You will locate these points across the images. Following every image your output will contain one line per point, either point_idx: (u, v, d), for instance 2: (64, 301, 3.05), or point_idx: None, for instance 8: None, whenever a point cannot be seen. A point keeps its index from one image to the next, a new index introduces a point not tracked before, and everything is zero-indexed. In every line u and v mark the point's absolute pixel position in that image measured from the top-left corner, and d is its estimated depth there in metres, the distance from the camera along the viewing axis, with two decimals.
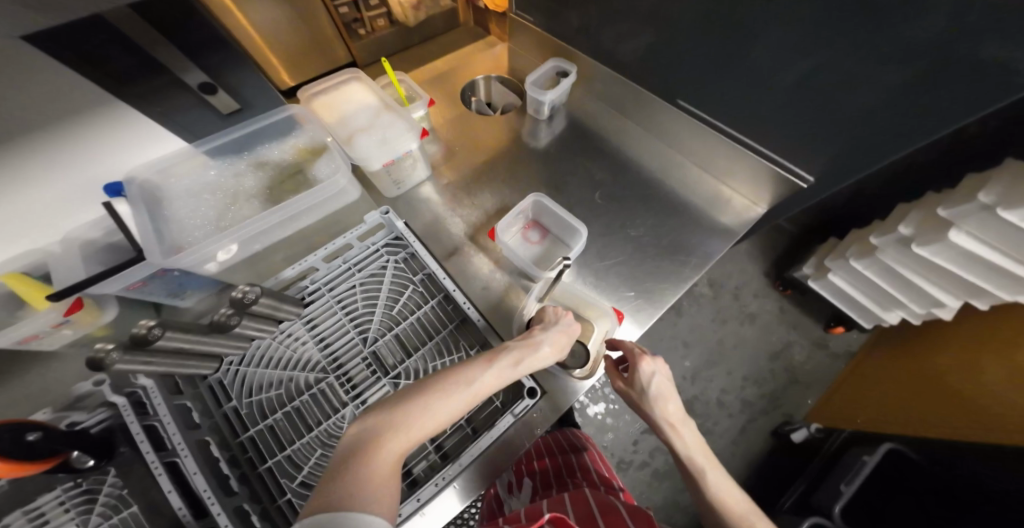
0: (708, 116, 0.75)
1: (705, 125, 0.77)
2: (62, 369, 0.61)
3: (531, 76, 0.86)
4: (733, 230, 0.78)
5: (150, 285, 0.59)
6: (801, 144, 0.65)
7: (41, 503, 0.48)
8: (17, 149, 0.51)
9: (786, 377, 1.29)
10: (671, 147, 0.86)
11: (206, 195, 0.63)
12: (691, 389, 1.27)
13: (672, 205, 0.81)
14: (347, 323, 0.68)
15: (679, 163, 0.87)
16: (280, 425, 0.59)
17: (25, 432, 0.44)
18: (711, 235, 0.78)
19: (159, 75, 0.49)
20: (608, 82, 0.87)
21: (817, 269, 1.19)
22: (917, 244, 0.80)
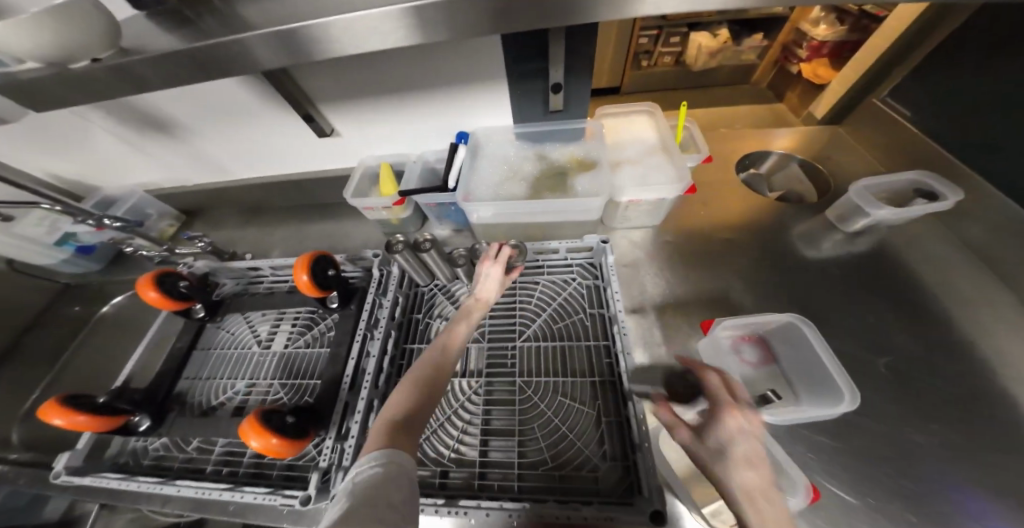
0: None
1: None
2: (335, 226, 0.82)
3: (867, 179, 0.67)
4: None
5: (437, 208, 0.71)
6: None
7: (286, 314, 0.73)
8: (426, 92, 0.66)
9: None
10: None
11: (503, 165, 0.71)
12: None
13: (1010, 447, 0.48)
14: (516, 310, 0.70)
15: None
16: None
17: (328, 268, 0.63)
18: None
19: (536, 63, 0.59)
20: (988, 228, 0.61)
21: None
22: None
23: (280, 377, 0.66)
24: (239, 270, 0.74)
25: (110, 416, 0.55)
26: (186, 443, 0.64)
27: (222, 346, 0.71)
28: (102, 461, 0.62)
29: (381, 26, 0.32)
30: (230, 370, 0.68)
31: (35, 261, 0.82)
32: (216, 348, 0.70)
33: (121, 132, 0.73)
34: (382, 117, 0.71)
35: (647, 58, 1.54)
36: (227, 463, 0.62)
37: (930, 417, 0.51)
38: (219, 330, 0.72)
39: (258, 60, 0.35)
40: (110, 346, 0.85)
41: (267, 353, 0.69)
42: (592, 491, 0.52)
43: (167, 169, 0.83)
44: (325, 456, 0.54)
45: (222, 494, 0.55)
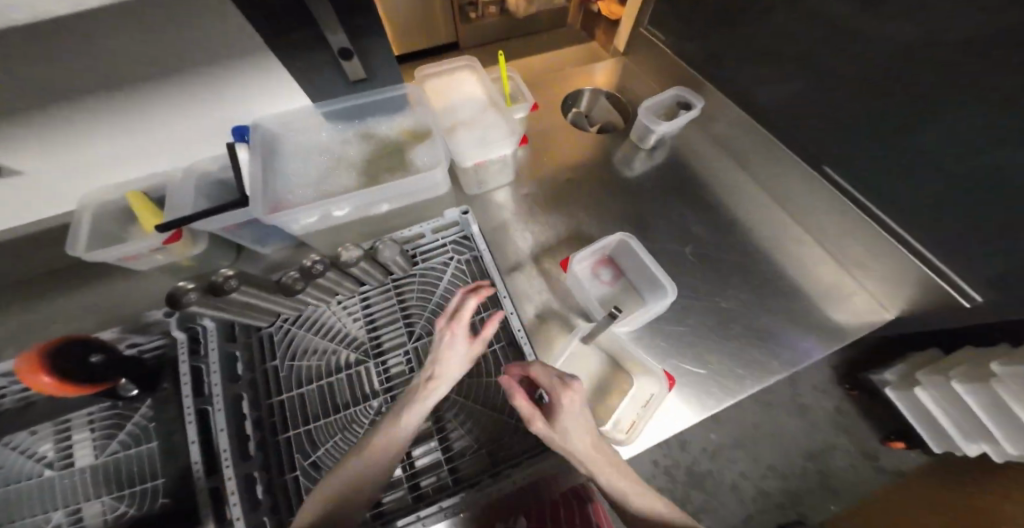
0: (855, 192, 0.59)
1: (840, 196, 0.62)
2: (110, 284, 0.60)
3: (648, 102, 0.79)
4: (847, 332, 0.62)
5: (243, 230, 0.57)
6: (955, 262, 0.50)
7: (71, 418, 0.52)
8: (165, 84, 0.49)
9: (813, 477, 0.93)
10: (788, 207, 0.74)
11: (316, 156, 0.59)
12: (706, 462, 0.96)
13: (774, 283, 0.67)
14: (399, 310, 0.64)
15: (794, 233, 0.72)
16: (311, 395, 0.56)
17: (89, 353, 0.46)
18: (817, 332, 0.62)
19: (308, 31, 0.47)
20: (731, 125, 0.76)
21: (902, 379, 0.85)
22: (961, 380, 0.67)
23: (113, 487, 0.50)
24: None
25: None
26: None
27: None
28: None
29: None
30: (27, 507, 0.48)
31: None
32: None
33: None
34: (98, 129, 0.50)
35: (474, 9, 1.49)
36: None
37: (726, 277, 0.67)
38: None
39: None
40: None
41: (73, 471, 0.50)
42: (518, 450, 0.52)
43: None
44: None
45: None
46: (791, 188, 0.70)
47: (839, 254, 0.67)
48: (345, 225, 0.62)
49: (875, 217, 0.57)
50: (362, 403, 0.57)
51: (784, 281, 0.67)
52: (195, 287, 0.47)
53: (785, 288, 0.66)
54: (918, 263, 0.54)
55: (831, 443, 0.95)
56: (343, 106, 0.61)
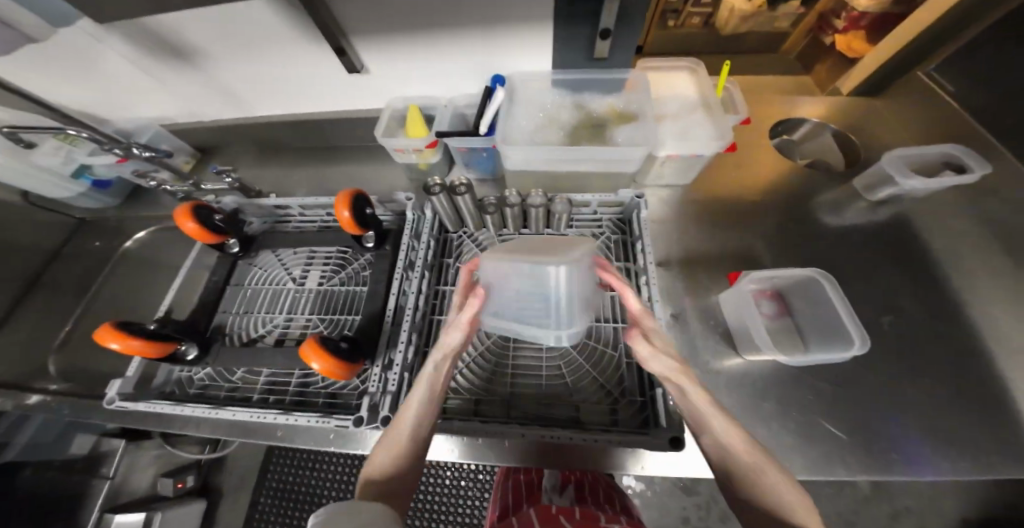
0: None
1: None
2: (362, 167, 0.82)
3: (905, 148, 0.68)
4: None
5: (470, 152, 0.73)
6: None
7: (318, 253, 0.74)
8: (465, 33, 0.63)
9: None
10: None
11: (540, 111, 0.71)
12: None
13: (989, 400, 0.54)
14: None
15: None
16: None
17: (365, 207, 0.63)
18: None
19: (587, 6, 0.56)
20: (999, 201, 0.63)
21: None
22: None
23: (316, 312, 0.69)
24: (267, 209, 0.75)
25: (158, 343, 0.56)
26: (230, 373, 0.65)
27: (255, 284, 0.72)
28: (151, 389, 0.64)
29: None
30: (269, 303, 0.70)
31: (51, 197, 0.76)
32: (249, 284, 0.72)
33: (147, 65, 0.68)
34: (423, 54, 0.68)
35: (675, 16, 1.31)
36: (271, 392, 0.64)
37: (915, 367, 0.57)
38: (251, 266, 0.73)
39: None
40: (135, 282, 0.84)
41: (303, 290, 0.71)
42: (612, 421, 0.56)
43: (191, 105, 0.79)
44: (374, 384, 0.57)
45: (274, 417, 0.58)
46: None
47: None
48: (533, 174, 0.73)
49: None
50: None
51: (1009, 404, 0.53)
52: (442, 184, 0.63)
53: (1003, 411, 0.53)
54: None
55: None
56: (574, 76, 0.71)
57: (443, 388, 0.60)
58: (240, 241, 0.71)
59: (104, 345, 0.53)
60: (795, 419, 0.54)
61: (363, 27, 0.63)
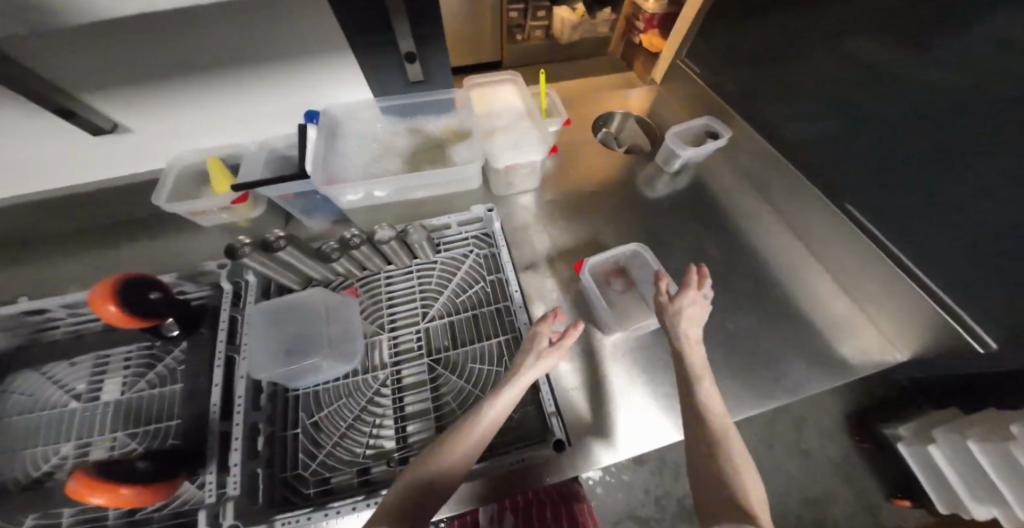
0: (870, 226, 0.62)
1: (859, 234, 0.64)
2: (168, 238, 0.68)
3: (677, 128, 0.84)
4: (851, 367, 0.64)
5: (297, 200, 0.64)
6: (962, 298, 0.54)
7: (113, 355, 0.58)
8: (253, 69, 0.57)
9: None
10: (806, 246, 0.77)
11: (367, 143, 0.65)
12: None
13: (781, 314, 0.70)
14: (417, 289, 0.66)
15: (805, 269, 0.75)
16: None
17: (150, 291, 0.52)
18: (816, 364, 0.64)
19: (380, 33, 0.55)
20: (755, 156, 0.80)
21: None
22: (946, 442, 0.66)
23: (125, 426, 0.54)
24: (10, 319, 0.56)
25: None
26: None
27: (17, 414, 0.54)
28: None
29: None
30: (44, 434, 0.53)
31: None
32: (7, 418, 0.53)
33: None
34: (198, 99, 0.59)
35: (521, 32, 2.06)
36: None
37: (728, 303, 0.70)
38: (4, 394, 0.54)
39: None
40: None
41: (97, 404, 0.55)
42: (510, 440, 0.55)
43: None
44: (210, 491, 0.46)
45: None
46: (808, 221, 0.74)
47: (852, 290, 0.70)
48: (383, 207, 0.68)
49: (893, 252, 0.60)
50: (370, 372, 0.59)
51: (789, 316, 0.69)
52: (250, 242, 0.54)
53: (790, 318, 0.69)
54: (935, 305, 0.56)
55: (832, 492, 0.80)
56: (398, 102, 0.67)
57: (314, 469, 0.52)
58: None
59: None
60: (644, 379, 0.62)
61: (115, 73, 0.52)
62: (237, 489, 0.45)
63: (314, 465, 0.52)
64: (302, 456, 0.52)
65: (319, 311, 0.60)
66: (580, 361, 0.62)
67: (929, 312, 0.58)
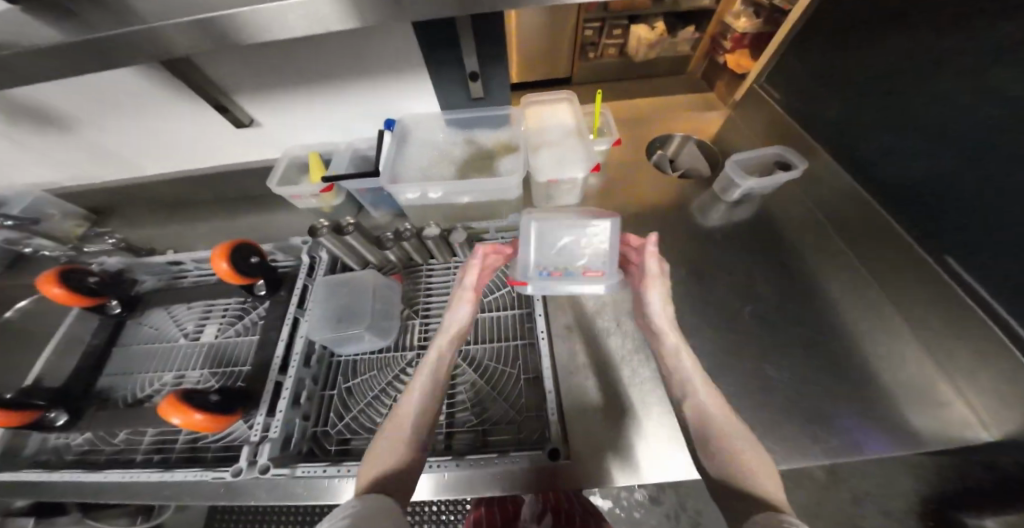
0: (972, 279, 0.55)
1: (954, 286, 0.57)
2: (266, 216, 0.83)
3: (738, 155, 0.79)
4: (923, 442, 0.55)
5: (368, 193, 0.74)
6: None
7: (215, 305, 0.72)
8: (347, 80, 0.68)
9: None
10: (886, 296, 0.67)
11: (430, 149, 0.73)
12: None
13: (836, 367, 0.62)
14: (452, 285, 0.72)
15: (879, 323, 0.66)
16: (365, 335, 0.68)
17: (251, 256, 0.64)
18: (873, 429, 0.56)
19: (450, 53, 0.62)
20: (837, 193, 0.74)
21: None
22: None
23: (209, 366, 0.66)
24: (159, 266, 0.73)
25: (21, 411, 0.53)
26: (112, 436, 0.62)
27: (144, 342, 0.70)
28: (22, 459, 0.60)
29: (304, 11, 0.32)
30: (157, 362, 0.68)
31: None
32: (137, 343, 0.70)
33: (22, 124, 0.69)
34: (308, 104, 0.73)
35: (595, 50, 2.11)
36: (159, 450, 0.60)
37: (771, 345, 0.65)
38: (140, 325, 0.71)
39: (175, 48, 0.34)
40: None
41: (196, 344, 0.69)
42: (510, 441, 0.57)
43: (82, 166, 0.80)
44: (257, 431, 0.55)
45: (151, 476, 0.55)
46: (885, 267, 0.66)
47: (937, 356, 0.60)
48: (432, 207, 0.74)
49: (999, 313, 0.53)
50: (399, 352, 0.65)
51: (849, 371, 0.62)
52: (326, 226, 0.65)
53: (847, 374, 0.61)
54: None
55: None
56: (461, 116, 0.75)
57: (339, 430, 0.59)
58: (122, 302, 0.69)
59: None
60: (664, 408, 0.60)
61: (247, 82, 0.66)
62: (276, 434, 0.54)
63: (340, 425, 0.59)
64: (333, 415, 0.60)
65: (368, 291, 0.67)
66: (598, 375, 0.63)
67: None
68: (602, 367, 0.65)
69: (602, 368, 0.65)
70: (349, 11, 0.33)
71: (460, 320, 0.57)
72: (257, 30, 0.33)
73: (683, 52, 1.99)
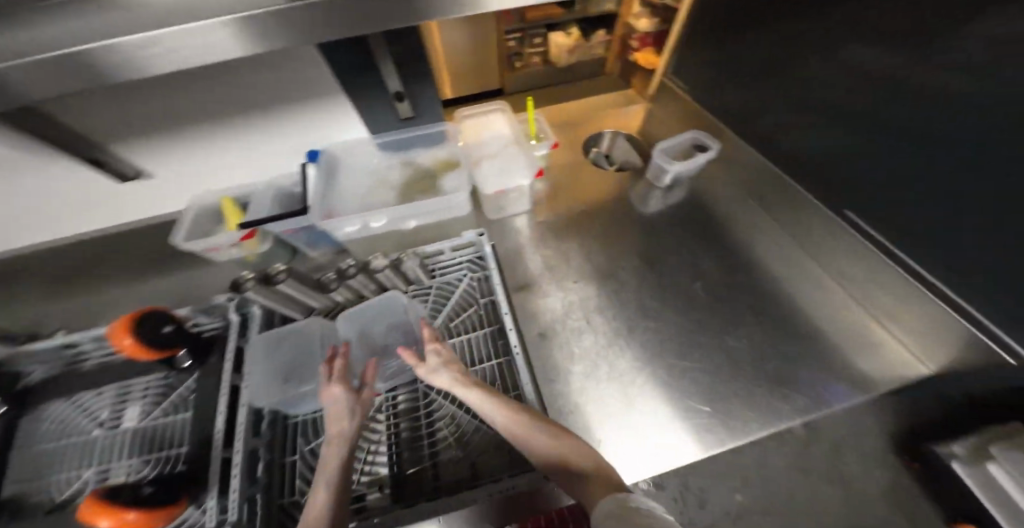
0: (873, 233, 0.62)
1: (864, 241, 0.64)
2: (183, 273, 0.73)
3: (663, 143, 0.84)
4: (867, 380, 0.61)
5: (298, 234, 0.67)
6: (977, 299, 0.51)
7: (134, 384, 0.61)
8: (256, 115, 0.63)
9: None
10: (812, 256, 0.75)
11: (364, 178, 0.68)
12: None
13: (784, 325, 0.68)
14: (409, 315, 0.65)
15: (813, 279, 0.73)
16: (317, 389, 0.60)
17: (164, 324, 0.55)
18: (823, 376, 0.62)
19: (371, 75, 0.59)
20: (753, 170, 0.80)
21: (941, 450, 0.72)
22: None
23: (141, 452, 0.56)
24: (50, 351, 0.61)
25: None
26: None
27: (47, 440, 0.57)
28: None
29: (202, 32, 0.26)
30: (72, 458, 0.56)
31: None
32: (39, 444, 0.57)
33: None
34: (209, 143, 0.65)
35: (519, 59, 2.20)
36: None
37: (727, 317, 0.69)
38: (39, 421, 0.58)
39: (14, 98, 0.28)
40: None
41: (117, 431, 0.57)
42: (501, 466, 0.55)
43: None
44: (210, 518, 0.46)
45: None
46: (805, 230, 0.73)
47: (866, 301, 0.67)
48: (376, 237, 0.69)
49: (904, 259, 0.59)
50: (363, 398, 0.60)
51: (795, 327, 0.67)
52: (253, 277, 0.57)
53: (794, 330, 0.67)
54: (957, 315, 0.54)
55: None
56: (392, 137, 0.70)
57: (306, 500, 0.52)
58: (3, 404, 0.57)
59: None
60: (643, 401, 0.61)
61: (134, 125, 0.58)
62: (237, 515, 0.46)
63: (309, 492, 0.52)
64: (300, 482, 0.53)
65: (313, 345, 0.62)
66: (576, 380, 0.63)
67: (951, 320, 0.55)
68: (585, 371, 0.64)
69: (584, 371, 0.64)
70: (257, 36, 0.28)
71: (343, 414, 0.49)
72: (142, 67, 0.27)
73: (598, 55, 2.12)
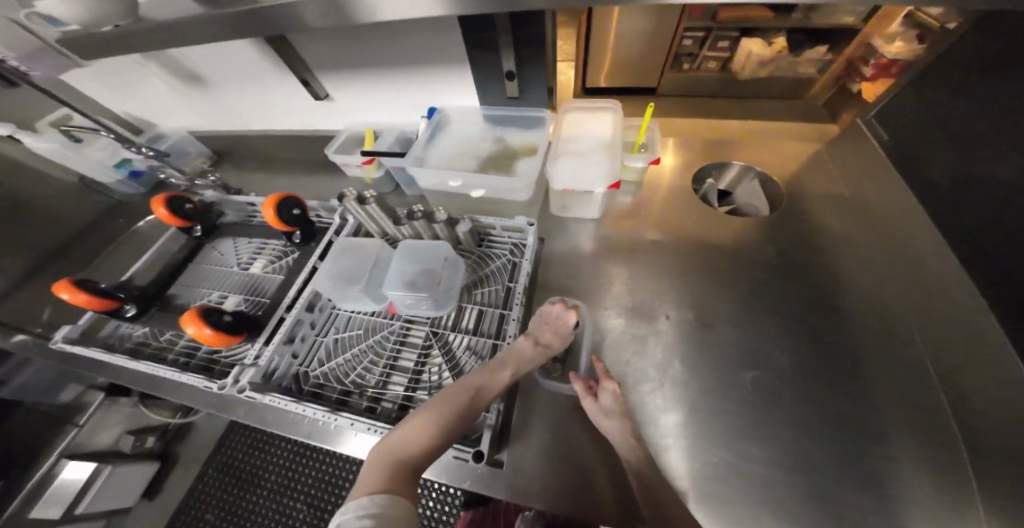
0: None
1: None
2: (326, 181, 0.97)
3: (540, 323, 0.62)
4: None
5: (398, 171, 0.81)
6: None
7: (269, 244, 0.86)
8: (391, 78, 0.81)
9: None
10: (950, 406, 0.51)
11: (460, 142, 0.78)
12: None
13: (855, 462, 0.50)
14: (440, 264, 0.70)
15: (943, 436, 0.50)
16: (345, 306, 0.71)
17: (296, 208, 0.76)
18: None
19: (490, 49, 0.66)
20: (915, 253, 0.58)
21: None
22: None
23: (244, 293, 0.79)
24: (238, 204, 0.91)
25: (104, 299, 0.69)
26: (160, 335, 0.77)
27: (212, 263, 0.86)
28: (95, 339, 0.77)
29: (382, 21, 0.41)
30: (219, 277, 0.83)
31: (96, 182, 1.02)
32: (208, 263, 0.86)
33: (181, 81, 0.96)
34: (356, 92, 0.85)
35: (690, 60, 1.87)
36: (188, 355, 0.74)
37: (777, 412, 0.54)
38: (214, 249, 0.88)
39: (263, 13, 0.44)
40: (121, 256, 1.01)
41: (247, 271, 0.83)
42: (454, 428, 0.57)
43: (216, 115, 1.05)
44: (251, 356, 0.64)
45: (170, 372, 0.69)
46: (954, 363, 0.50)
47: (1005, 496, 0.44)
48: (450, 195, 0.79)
49: None
50: (384, 321, 0.70)
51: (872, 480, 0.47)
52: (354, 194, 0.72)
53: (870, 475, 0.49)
54: None
55: None
56: (494, 113, 0.79)
57: (317, 373, 0.65)
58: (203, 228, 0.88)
59: (59, 294, 0.68)
60: (587, 436, 0.55)
61: (333, 63, 0.79)
62: (263, 364, 0.62)
63: (319, 370, 0.65)
64: (317, 358, 0.67)
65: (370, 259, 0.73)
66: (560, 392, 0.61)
67: None
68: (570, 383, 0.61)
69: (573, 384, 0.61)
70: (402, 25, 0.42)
71: None
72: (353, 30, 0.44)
73: (806, 73, 1.71)
